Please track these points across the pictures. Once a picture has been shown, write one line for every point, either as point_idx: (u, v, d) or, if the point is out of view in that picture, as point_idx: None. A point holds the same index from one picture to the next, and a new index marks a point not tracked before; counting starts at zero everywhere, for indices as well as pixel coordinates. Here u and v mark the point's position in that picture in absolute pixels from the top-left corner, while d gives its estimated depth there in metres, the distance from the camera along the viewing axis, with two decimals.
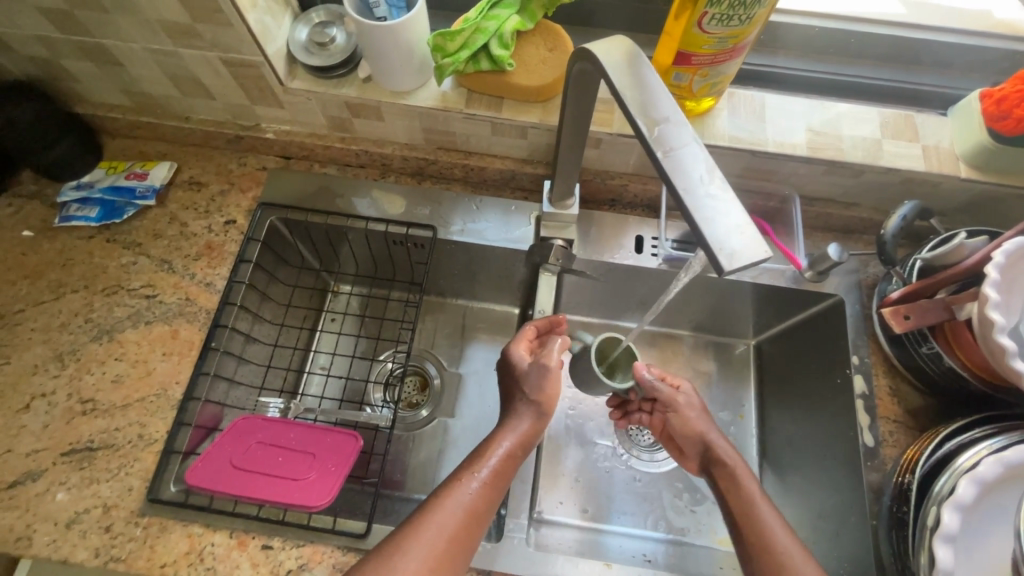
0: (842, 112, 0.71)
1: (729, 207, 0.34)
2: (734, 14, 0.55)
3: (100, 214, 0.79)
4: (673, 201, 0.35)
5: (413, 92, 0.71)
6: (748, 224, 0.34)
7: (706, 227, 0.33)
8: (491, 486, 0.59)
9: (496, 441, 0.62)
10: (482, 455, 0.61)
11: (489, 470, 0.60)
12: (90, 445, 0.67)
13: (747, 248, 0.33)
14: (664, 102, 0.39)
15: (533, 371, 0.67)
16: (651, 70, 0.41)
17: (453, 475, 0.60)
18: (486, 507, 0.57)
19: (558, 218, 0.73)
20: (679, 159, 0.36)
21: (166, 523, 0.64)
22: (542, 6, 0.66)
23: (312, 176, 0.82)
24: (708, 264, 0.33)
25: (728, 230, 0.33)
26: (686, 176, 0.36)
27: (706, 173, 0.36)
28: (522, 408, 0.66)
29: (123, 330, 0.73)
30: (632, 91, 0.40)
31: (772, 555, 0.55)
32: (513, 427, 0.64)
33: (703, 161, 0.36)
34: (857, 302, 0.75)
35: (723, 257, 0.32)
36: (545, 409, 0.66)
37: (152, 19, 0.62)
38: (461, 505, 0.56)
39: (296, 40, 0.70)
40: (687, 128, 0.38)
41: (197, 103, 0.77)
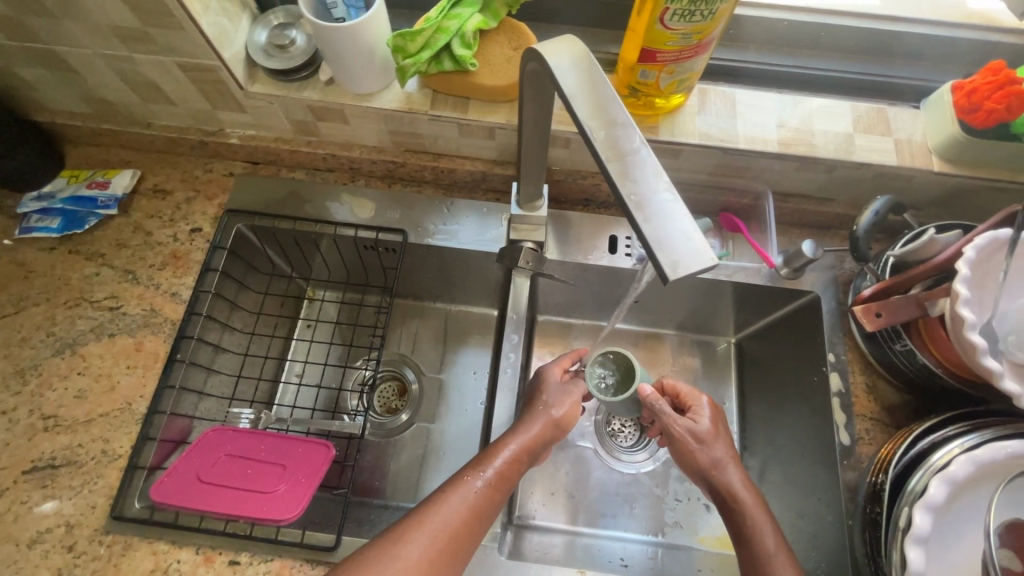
0: (815, 107, 0.70)
1: (676, 213, 0.34)
2: (696, 10, 0.53)
3: (61, 225, 0.77)
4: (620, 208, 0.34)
5: (377, 94, 0.69)
6: (695, 230, 0.33)
7: (653, 236, 0.33)
8: (494, 488, 0.58)
9: (504, 444, 0.61)
10: (488, 454, 0.60)
11: (496, 471, 0.59)
12: (53, 462, 0.66)
13: (691, 256, 0.32)
14: (613, 102, 0.38)
15: (552, 390, 0.68)
16: (602, 70, 0.40)
17: (456, 474, 0.59)
18: (487, 509, 0.57)
19: (528, 220, 0.70)
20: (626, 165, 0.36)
21: (131, 541, 0.63)
22: (505, 4, 0.65)
23: (280, 182, 0.81)
24: (653, 272, 0.32)
25: (676, 237, 0.33)
26: (635, 182, 0.35)
27: (655, 178, 0.35)
28: (536, 414, 0.65)
29: (86, 343, 0.72)
30: (589, 86, 0.39)
31: None
32: (522, 432, 0.63)
33: (652, 167, 0.36)
34: (833, 299, 0.75)
35: (666, 266, 0.32)
36: (562, 423, 0.66)
37: (101, 25, 0.60)
38: (462, 501, 0.55)
39: (255, 43, 0.68)
40: (634, 130, 0.37)
41: (158, 109, 0.75)
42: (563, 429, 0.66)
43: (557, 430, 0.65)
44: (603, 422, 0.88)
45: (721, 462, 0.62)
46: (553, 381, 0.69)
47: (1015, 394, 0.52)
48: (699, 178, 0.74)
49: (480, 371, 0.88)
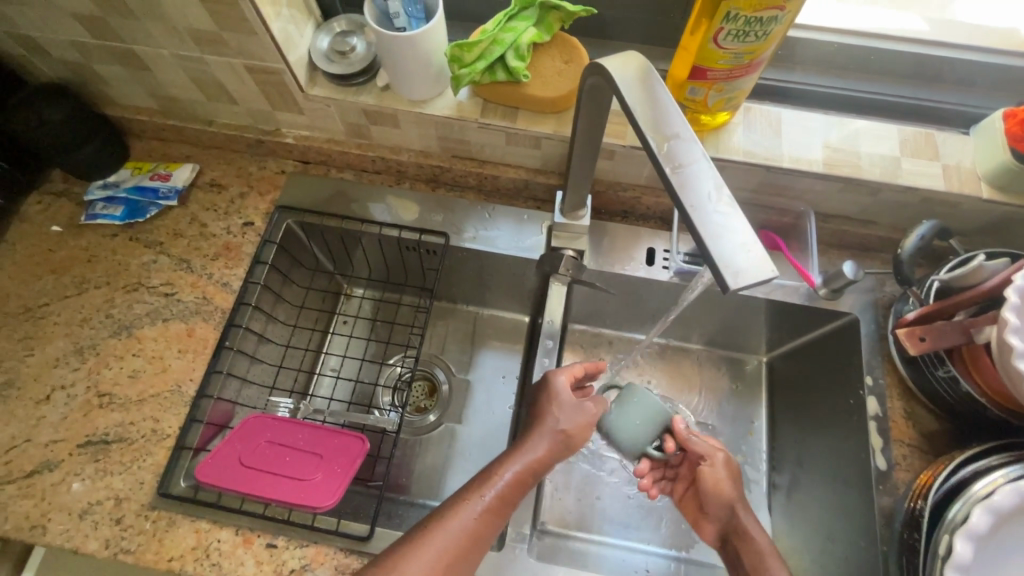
0: (861, 129, 0.70)
1: (738, 224, 0.34)
2: (750, 31, 0.54)
3: (124, 213, 0.81)
4: (681, 217, 0.35)
5: (429, 101, 0.72)
6: (757, 243, 0.34)
7: (713, 245, 0.33)
8: (495, 512, 0.59)
9: (505, 464, 0.62)
10: (488, 478, 0.61)
11: (495, 494, 0.60)
12: (106, 437, 0.69)
13: (753, 267, 0.33)
14: (675, 118, 0.39)
15: (562, 405, 0.66)
16: (664, 86, 0.41)
17: (457, 495, 0.60)
18: (486, 534, 0.58)
19: (570, 229, 0.72)
20: (689, 177, 0.36)
21: (175, 518, 0.65)
22: (559, 18, 0.67)
23: (329, 181, 0.84)
24: (713, 281, 0.33)
25: (736, 249, 0.33)
26: (695, 194, 0.36)
27: (716, 192, 0.36)
28: (540, 431, 0.64)
29: (141, 326, 0.75)
30: (646, 105, 0.40)
31: None
32: (526, 452, 0.62)
33: (714, 180, 0.36)
34: (872, 322, 0.74)
35: (729, 276, 0.32)
36: (569, 441, 0.64)
37: (179, 27, 0.64)
38: (459, 528, 0.56)
39: (317, 48, 0.72)
40: (695, 145, 0.38)
41: (221, 108, 0.79)
42: (572, 443, 0.65)
43: (563, 447, 0.64)
44: None
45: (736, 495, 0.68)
46: (565, 395, 0.67)
47: None
48: (740, 196, 0.75)
49: (510, 375, 0.90)
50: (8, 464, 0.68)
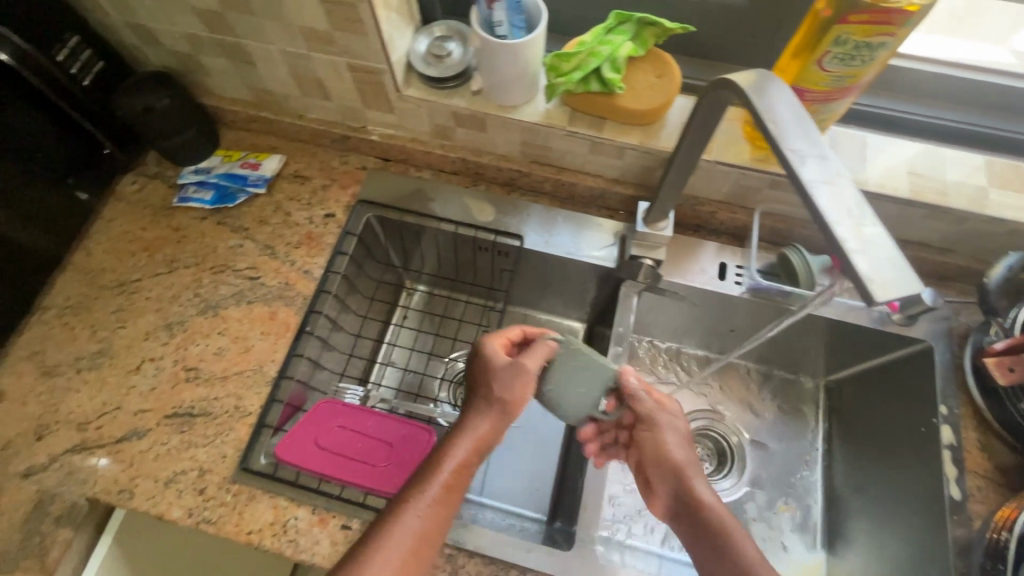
0: (949, 158, 0.70)
1: (882, 243, 0.35)
2: (857, 55, 0.56)
3: (214, 198, 0.85)
4: (823, 232, 0.36)
5: (519, 107, 0.74)
6: (901, 258, 0.35)
7: (857, 259, 0.34)
8: (443, 503, 0.53)
9: (451, 447, 0.56)
10: (432, 466, 0.55)
11: (442, 484, 0.53)
12: (191, 411, 0.72)
13: (900, 282, 0.33)
14: (810, 132, 0.40)
15: (492, 374, 0.61)
16: (795, 101, 0.42)
17: (400, 494, 0.53)
18: (440, 523, 0.52)
19: (649, 239, 0.73)
20: (829, 193, 0.37)
21: (255, 493, 0.68)
22: (655, 34, 0.68)
23: (408, 179, 0.87)
24: (857, 293, 0.34)
25: (880, 263, 0.34)
26: (836, 207, 0.36)
27: (857, 208, 0.36)
28: (482, 405, 0.59)
29: (227, 307, 0.78)
30: (778, 117, 0.41)
31: None
32: (470, 430, 0.57)
33: (856, 197, 0.37)
34: (946, 350, 0.74)
35: (877, 291, 0.33)
36: (512, 411, 0.59)
37: (294, 25, 0.67)
38: (410, 524, 0.50)
39: (415, 51, 0.75)
40: (832, 158, 0.39)
41: (313, 103, 0.83)
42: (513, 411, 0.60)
43: (503, 419, 0.59)
44: None
45: (677, 458, 0.61)
46: (501, 361, 0.62)
47: None
48: None
49: None
50: (99, 429, 0.71)
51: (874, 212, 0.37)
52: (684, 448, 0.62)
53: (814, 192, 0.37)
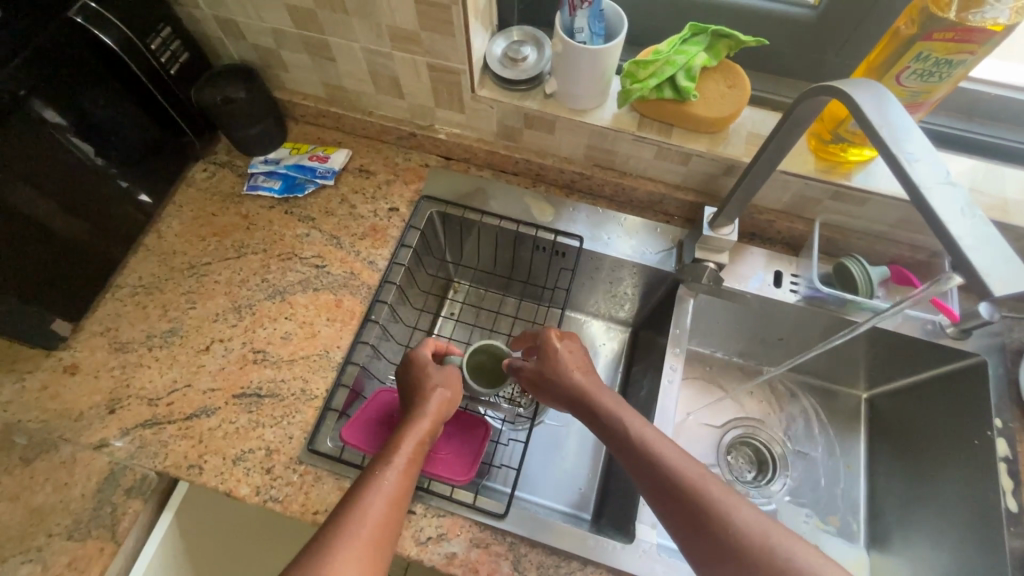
0: (1009, 176, 0.72)
1: (998, 242, 0.37)
2: (935, 71, 0.58)
3: (282, 187, 0.87)
4: (936, 233, 0.38)
5: (589, 111, 0.77)
6: (1014, 256, 0.36)
7: (973, 255, 0.36)
8: (406, 472, 0.57)
9: (403, 435, 0.61)
10: (390, 448, 0.59)
11: (402, 460, 0.58)
12: (259, 391, 0.74)
13: (1017, 278, 0.35)
14: (917, 137, 0.42)
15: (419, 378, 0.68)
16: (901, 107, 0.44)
17: (365, 472, 0.57)
18: (408, 491, 0.56)
19: (712, 243, 0.74)
20: (941, 196, 0.39)
21: (321, 474, 0.69)
22: (728, 46, 0.71)
23: (470, 178, 0.89)
24: (974, 288, 0.36)
25: (995, 260, 0.36)
26: (948, 207, 0.38)
27: (967, 209, 0.38)
28: (424, 398, 0.65)
29: (293, 293, 0.80)
30: (884, 122, 0.43)
31: None
32: (419, 419, 0.63)
33: (968, 200, 0.39)
34: (1000, 365, 0.75)
35: (995, 287, 0.35)
36: (450, 400, 0.67)
37: (383, 24, 0.70)
38: (383, 490, 0.54)
39: (492, 54, 0.77)
40: (940, 163, 0.41)
41: (384, 100, 0.86)
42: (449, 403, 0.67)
43: (444, 404, 0.66)
44: (728, 452, 0.90)
45: (628, 423, 0.61)
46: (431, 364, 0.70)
47: None
48: (876, 229, 0.78)
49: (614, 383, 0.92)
50: (169, 405, 0.73)
51: (984, 213, 0.38)
52: (647, 423, 0.61)
53: (927, 195, 0.39)
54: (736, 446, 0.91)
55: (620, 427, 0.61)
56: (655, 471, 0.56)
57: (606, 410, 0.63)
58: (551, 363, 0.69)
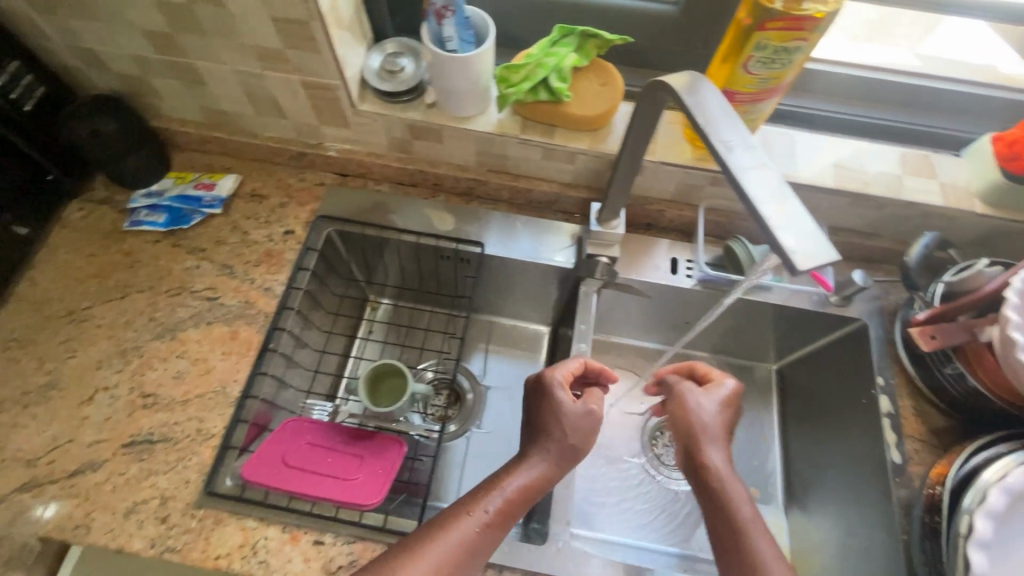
0: (867, 151, 0.77)
1: (803, 219, 0.40)
2: (777, 58, 0.61)
3: (167, 220, 0.83)
4: (751, 213, 0.40)
5: (474, 118, 0.77)
6: (818, 231, 0.39)
7: (780, 233, 0.38)
8: (495, 526, 0.58)
9: (506, 479, 0.61)
10: (489, 490, 0.60)
11: (495, 508, 0.58)
12: (150, 437, 0.70)
13: (818, 251, 0.38)
14: (734, 127, 0.45)
15: (557, 412, 0.66)
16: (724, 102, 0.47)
17: (455, 506, 0.58)
18: (485, 547, 0.57)
19: (602, 237, 0.77)
20: (755, 178, 0.42)
21: (222, 516, 0.66)
22: (597, 46, 0.73)
23: (368, 193, 0.88)
24: (783, 264, 0.38)
25: (800, 235, 0.38)
26: (760, 189, 0.41)
27: (779, 189, 0.41)
28: (546, 444, 0.64)
29: (185, 329, 0.77)
30: (703, 114, 0.46)
31: None
32: (529, 466, 0.63)
33: (779, 184, 0.41)
34: (880, 327, 0.80)
35: (798, 260, 0.37)
36: (578, 453, 0.65)
37: (247, 44, 0.68)
38: (462, 539, 0.55)
39: (369, 68, 0.77)
40: (754, 149, 0.44)
41: (268, 121, 0.83)
42: (578, 457, 0.65)
43: (569, 458, 0.64)
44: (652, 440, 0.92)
45: (727, 500, 0.58)
46: (570, 407, 0.66)
47: None
48: None
49: None
50: (50, 464, 0.68)
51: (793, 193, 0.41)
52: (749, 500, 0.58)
53: (744, 178, 0.41)
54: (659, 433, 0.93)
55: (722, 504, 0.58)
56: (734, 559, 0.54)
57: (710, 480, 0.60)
58: (696, 415, 0.65)
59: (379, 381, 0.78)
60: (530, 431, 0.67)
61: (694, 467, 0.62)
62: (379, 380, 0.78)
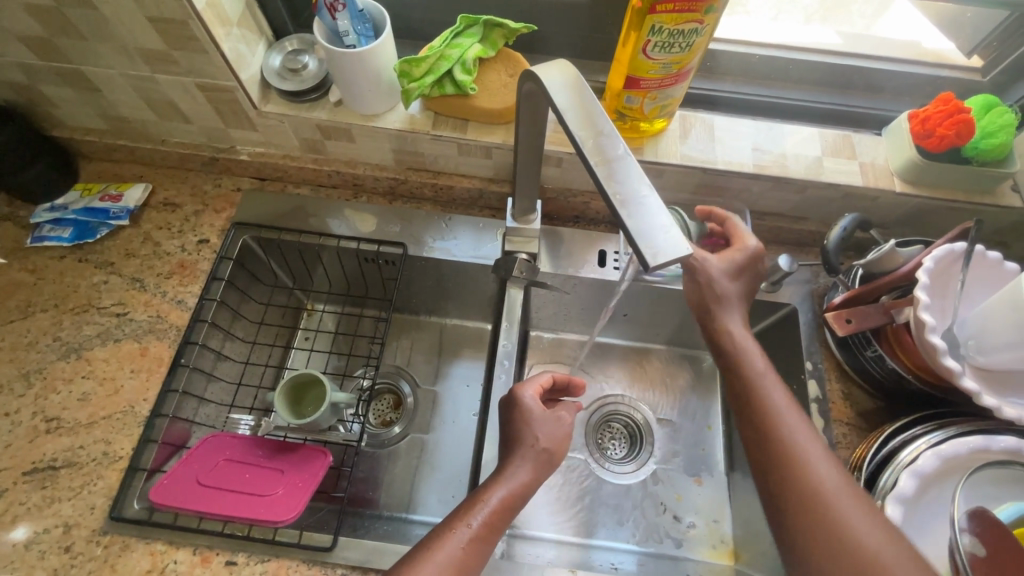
0: (785, 133, 0.77)
1: (657, 210, 0.40)
2: (675, 42, 0.59)
3: (73, 234, 0.80)
4: (609, 208, 0.40)
5: (382, 115, 0.75)
6: (674, 224, 0.39)
7: (636, 229, 0.38)
8: (482, 541, 0.56)
9: (491, 489, 0.59)
10: (475, 503, 0.58)
11: (482, 522, 0.57)
12: (53, 463, 0.67)
13: (671, 246, 0.38)
14: (600, 116, 0.45)
15: (537, 423, 0.64)
16: (591, 91, 0.46)
17: (443, 525, 0.57)
18: (474, 563, 0.55)
19: (523, 233, 0.75)
20: (614, 172, 0.42)
21: (128, 541, 0.63)
22: (502, 36, 0.73)
23: (286, 197, 0.85)
24: (637, 260, 0.38)
25: (655, 230, 0.39)
26: (619, 183, 0.41)
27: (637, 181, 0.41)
28: (522, 454, 0.62)
29: (92, 348, 0.74)
30: (570, 107, 0.45)
31: (817, 512, 0.51)
32: (511, 476, 0.60)
33: (636, 173, 0.41)
34: (810, 311, 0.79)
35: (649, 254, 0.37)
36: (551, 459, 0.63)
37: (129, 47, 0.65)
38: (452, 558, 0.54)
39: (269, 67, 0.74)
40: (618, 140, 0.43)
41: (174, 126, 0.80)
42: (553, 462, 0.64)
43: (547, 464, 0.63)
44: (596, 434, 0.91)
45: (778, 416, 0.56)
46: (539, 412, 0.65)
47: (975, 392, 0.57)
48: (681, 197, 0.80)
49: (474, 383, 0.91)
50: None
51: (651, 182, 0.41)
52: (826, 456, 0.54)
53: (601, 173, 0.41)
54: (603, 427, 0.92)
55: (780, 439, 0.55)
56: (820, 527, 0.50)
57: (786, 437, 0.55)
58: (756, 372, 0.60)
59: (298, 392, 0.74)
60: (503, 447, 0.65)
61: (755, 420, 0.57)
62: (298, 391, 0.74)
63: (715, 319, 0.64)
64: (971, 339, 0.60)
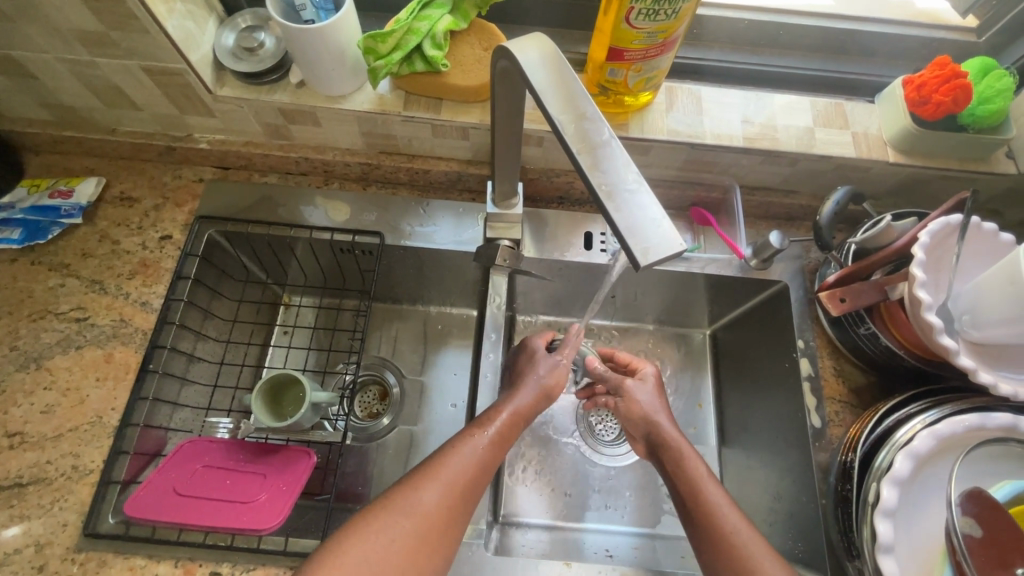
0: (777, 104, 0.73)
1: (645, 202, 0.37)
2: (660, 9, 0.55)
3: (23, 236, 0.74)
4: (596, 206, 0.37)
5: (349, 96, 0.70)
6: (666, 219, 0.36)
7: (626, 224, 0.36)
8: (500, 443, 0.59)
9: (498, 410, 0.61)
10: (488, 415, 0.61)
11: (497, 429, 0.60)
12: (19, 481, 0.63)
13: (663, 243, 0.35)
14: (582, 96, 0.41)
15: (542, 360, 0.68)
16: (570, 68, 0.42)
17: (462, 429, 0.59)
18: (496, 463, 0.58)
19: (504, 219, 0.72)
20: (603, 159, 0.38)
21: (106, 558, 0.61)
22: (475, 5, 0.68)
23: (252, 186, 0.80)
24: (626, 259, 0.35)
25: (647, 225, 0.36)
26: (605, 174, 0.38)
27: (625, 169, 0.38)
28: (521, 386, 0.65)
29: (52, 357, 0.69)
30: (554, 85, 0.41)
31: (734, 555, 0.53)
32: (516, 397, 0.63)
33: (622, 158, 0.38)
34: (801, 288, 0.77)
35: (639, 253, 0.35)
36: (550, 394, 0.66)
37: (61, 28, 0.58)
38: (478, 453, 0.57)
39: (222, 46, 0.68)
40: (603, 124, 0.40)
41: (123, 114, 0.74)
42: (551, 396, 0.66)
43: (545, 399, 0.66)
44: (587, 418, 0.89)
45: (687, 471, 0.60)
46: (543, 353, 0.69)
47: (970, 369, 0.56)
48: (668, 174, 0.77)
49: (462, 371, 0.88)
50: None
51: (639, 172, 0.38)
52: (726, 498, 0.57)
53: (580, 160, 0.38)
54: (593, 411, 0.90)
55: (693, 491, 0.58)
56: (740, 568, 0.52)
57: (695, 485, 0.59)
58: (695, 472, 0.60)
59: (276, 385, 0.70)
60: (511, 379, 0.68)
61: (701, 526, 0.56)
62: (275, 385, 0.70)
63: (650, 428, 0.66)
64: (966, 314, 0.58)
